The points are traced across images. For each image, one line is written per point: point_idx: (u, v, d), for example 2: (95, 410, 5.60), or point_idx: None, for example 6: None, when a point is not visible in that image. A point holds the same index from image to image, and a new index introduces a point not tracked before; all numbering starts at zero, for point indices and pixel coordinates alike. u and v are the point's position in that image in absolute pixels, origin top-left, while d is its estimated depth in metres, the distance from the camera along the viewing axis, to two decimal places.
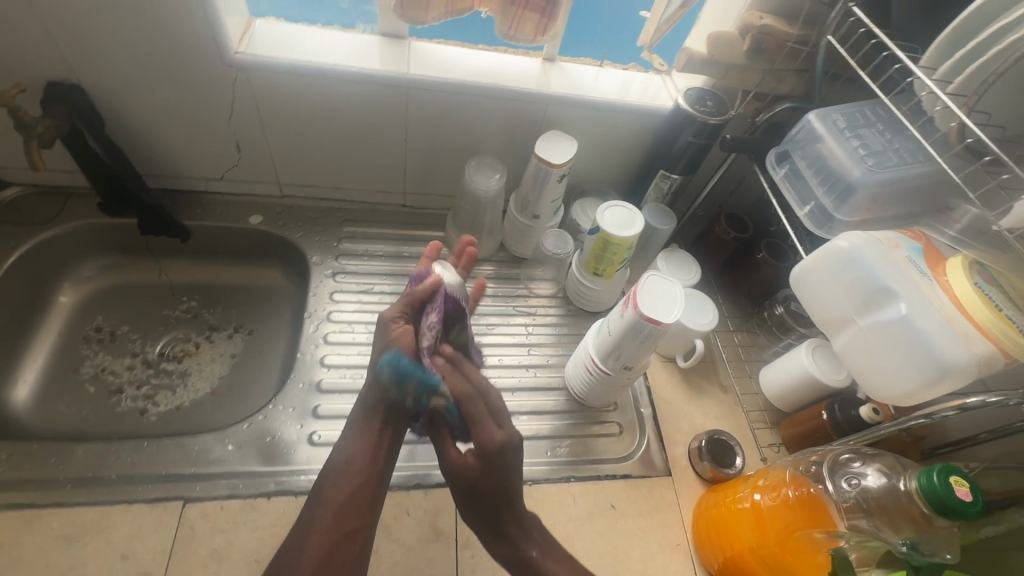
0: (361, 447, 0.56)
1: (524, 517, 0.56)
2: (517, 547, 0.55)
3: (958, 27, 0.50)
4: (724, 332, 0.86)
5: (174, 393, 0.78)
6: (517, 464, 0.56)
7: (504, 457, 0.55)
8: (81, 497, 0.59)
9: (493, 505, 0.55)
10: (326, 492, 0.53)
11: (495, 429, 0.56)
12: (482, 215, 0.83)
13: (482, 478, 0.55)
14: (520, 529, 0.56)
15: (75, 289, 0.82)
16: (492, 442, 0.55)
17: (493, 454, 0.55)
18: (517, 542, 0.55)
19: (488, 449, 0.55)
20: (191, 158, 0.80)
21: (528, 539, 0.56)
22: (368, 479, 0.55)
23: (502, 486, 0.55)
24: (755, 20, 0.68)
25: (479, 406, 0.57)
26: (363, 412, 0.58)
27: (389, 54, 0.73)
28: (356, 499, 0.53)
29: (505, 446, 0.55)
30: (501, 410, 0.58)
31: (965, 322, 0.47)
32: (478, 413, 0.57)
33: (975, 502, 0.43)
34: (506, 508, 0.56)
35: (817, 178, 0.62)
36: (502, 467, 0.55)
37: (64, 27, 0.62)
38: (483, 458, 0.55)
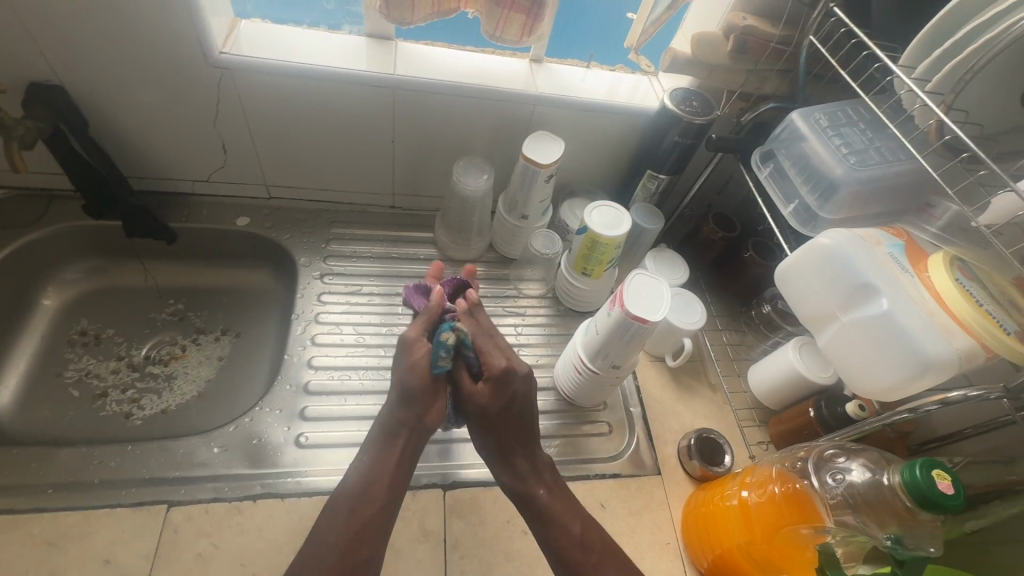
0: (378, 472, 0.56)
1: (536, 454, 0.62)
2: (527, 485, 0.60)
3: (934, 27, 0.50)
4: (712, 331, 0.86)
5: (160, 397, 0.77)
6: (527, 389, 0.62)
7: (511, 379, 0.61)
8: (63, 502, 0.58)
9: (513, 427, 0.62)
10: (342, 518, 0.53)
11: (500, 358, 0.62)
12: (471, 216, 0.83)
13: (496, 405, 0.61)
14: (530, 470, 0.61)
15: (59, 292, 0.81)
16: (499, 366, 0.61)
17: (502, 378, 0.61)
18: (528, 480, 0.61)
19: (498, 374, 0.61)
20: (177, 160, 0.79)
21: (537, 479, 0.61)
22: (384, 505, 0.55)
23: (516, 410, 0.62)
24: (738, 20, 0.68)
25: (484, 339, 0.64)
26: (381, 431, 0.59)
27: (376, 54, 0.73)
28: (373, 524, 0.53)
29: (510, 370, 0.61)
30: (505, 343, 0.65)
31: (946, 317, 0.48)
32: (487, 346, 0.63)
33: (957, 495, 0.44)
34: (523, 434, 0.62)
35: (801, 177, 0.62)
36: (512, 389, 0.61)
37: (45, 27, 0.61)
38: (495, 385, 0.61)
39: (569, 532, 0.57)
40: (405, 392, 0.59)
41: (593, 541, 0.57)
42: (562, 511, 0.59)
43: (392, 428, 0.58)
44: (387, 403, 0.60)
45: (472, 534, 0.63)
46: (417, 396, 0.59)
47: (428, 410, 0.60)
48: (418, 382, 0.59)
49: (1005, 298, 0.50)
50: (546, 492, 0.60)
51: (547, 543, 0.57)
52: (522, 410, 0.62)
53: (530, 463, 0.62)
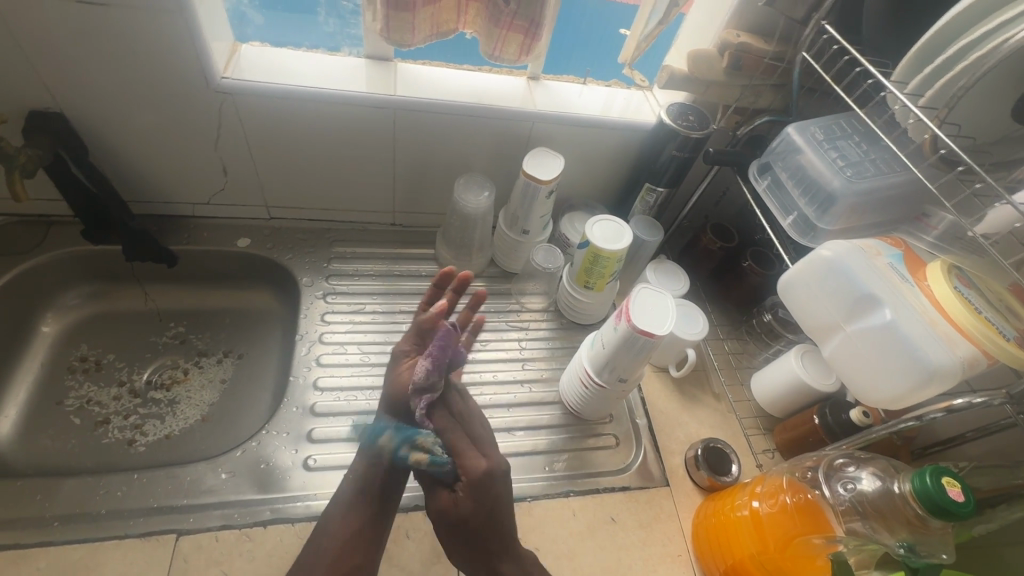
0: (367, 483, 0.60)
1: (518, 558, 0.56)
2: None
3: (924, 44, 0.52)
4: (714, 340, 0.87)
5: (164, 422, 0.76)
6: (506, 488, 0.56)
7: (491, 482, 0.54)
8: (69, 535, 0.57)
9: (491, 538, 0.54)
10: (330, 527, 0.57)
11: (476, 457, 0.55)
12: (472, 232, 0.84)
13: (475, 514, 0.54)
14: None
15: (58, 318, 0.80)
16: (475, 470, 0.54)
17: (481, 485, 0.54)
18: None
19: (474, 480, 0.54)
20: (179, 183, 0.79)
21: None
22: (371, 517, 0.58)
23: (495, 515, 0.54)
24: (731, 37, 0.69)
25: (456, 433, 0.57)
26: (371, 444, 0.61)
27: (376, 75, 0.74)
28: (360, 533, 0.57)
29: (488, 475, 0.54)
30: (482, 438, 0.57)
31: (948, 325, 0.49)
32: (460, 444, 0.56)
33: (967, 502, 0.44)
34: (493, 547, 0.54)
35: (800, 189, 0.64)
36: (492, 497, 0.54)
37: (47, 57, 0.61)
38: (471, 491, 0.54)
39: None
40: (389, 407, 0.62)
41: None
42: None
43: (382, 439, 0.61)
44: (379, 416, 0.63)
45: None
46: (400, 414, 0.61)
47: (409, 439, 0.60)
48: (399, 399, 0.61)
49: (1003, 305, 0.51)
50: None
51: None
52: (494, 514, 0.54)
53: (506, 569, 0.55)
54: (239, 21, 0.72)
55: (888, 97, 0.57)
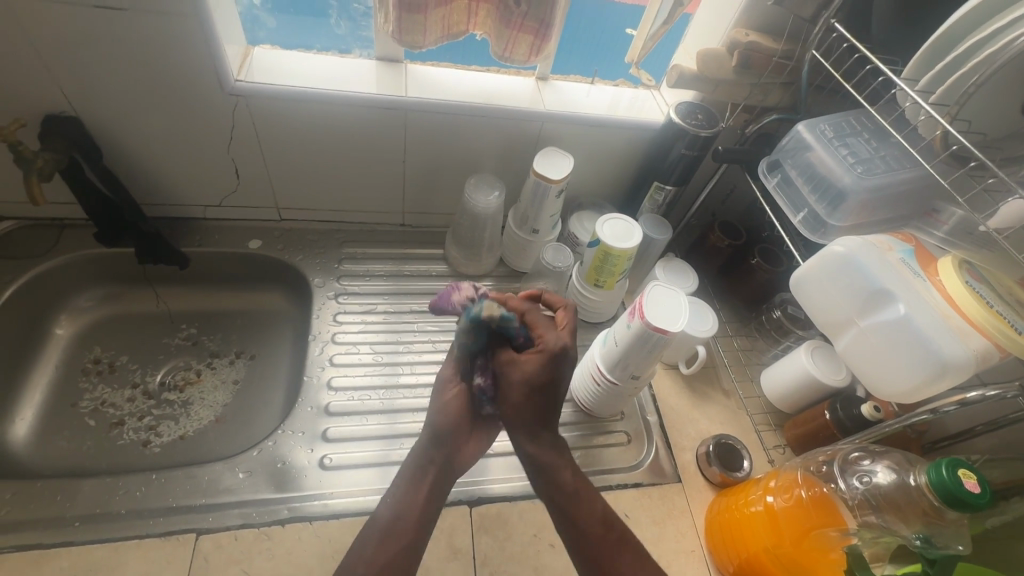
0: (409, 505, 0.55)
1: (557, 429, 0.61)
2: (552, 457, 0.59)
3: (935, 42, 0.53)
4: (723, 338, 0.88)
5: (178, 423, 0.76)
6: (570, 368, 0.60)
7: (565, 359, 0.59)
8: (90, 535, 0.58)
9: (544, 403, 0.59)
10: (365, 550, 0.52)
11: (556, 334, 0.60)
12: (482, 231, 0.84)
13: (545, 376, 0.58)
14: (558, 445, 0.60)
15: (71, 320, 0.81)
16: (552, 342, 0.59)
17: (558, 355, 0.58)
18: (557, 458, 0.59)
19: (553, 350, 0.59)
20: (191, 186, 0.80)
21: (563, 459, 0.59)
22: (409, 542, 0.53)
23: (558, 387, 0.59)
24: (741, 36, 0.70)
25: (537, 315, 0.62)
26: (410, 470, 0.58)
27: (387, 77, 0.75)
28: (399, 560, 0.51)
29: (566, 349, 0.59)
30: (557, 324, 0.63)
31: (961, 319, 0.49)
32: (539, 321, 0.61)
33: (982, 494, 0.45)
34: (551, 406, 0.59)
35: (809, 187, 0.64)
36: (562, 371, 0.59)
37: (63, 61, 0.62)
38: (547, 358, 0.58)
39: (592, 507, 0.57)
40: (437, 433, 0.60)
41: (614, 519, 0.56)
42: (556, 461, 0.59)
43: (421, 463, 0.58)
44: (419, 440, 0.60)
45: (500, 550, 0.63)
46: (449, 438, 0.60)
47: (459, 447, 0.60)
48: (449, 423, 0.60)
49: (1013, 298, 0.52)
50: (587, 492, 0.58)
51: (575, 538, 0.56)
52: (559, 384, 0.59)
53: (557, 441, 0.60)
54: (251, 24, 0.73)
55: (899, 93, 0.57)
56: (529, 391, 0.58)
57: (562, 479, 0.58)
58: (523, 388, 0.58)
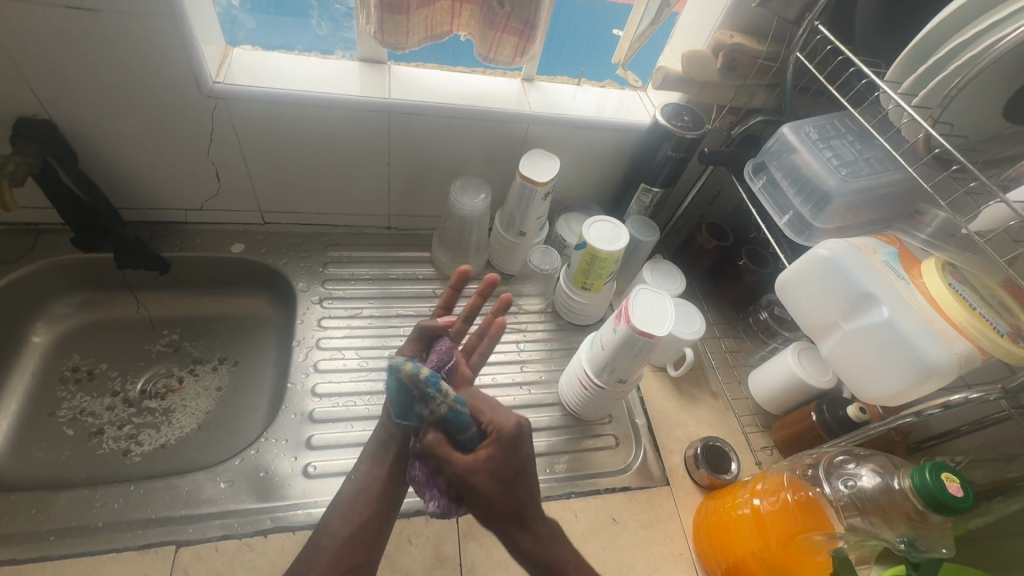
0: (372, 480, 0.58)
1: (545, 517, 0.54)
2: (549, 550, 0.52)
3: (917, 45, 0.53)
4: (712, 339, 0.88)
5: (159, 432, 0.75)
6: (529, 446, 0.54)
7: (521, 440, 0.53)
8: (66, 549, 0.56)
9: (522, 500, 0.52)
10: (331, 523, 0.55)
11: (504, 417, 0.54)
12: (469, 234, 0.83)
13: (509, 467, 0.52)
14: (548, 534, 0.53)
15: (48, 328, 0.79)
16: (507, 426, 0.53)
17: (514, 439, 0.52)
18: (549, 546, 0.52)
19: (507, 435, 0.52)
20: (171, 189, 0.78)
21: (559, 544, 0.53)
22: (372, 514, 0.56)
23: (527, 471, 0.53)
24: (726, 38, 0.70)
25: (481, 404, 0.56)
26: (374, 445, 0.61)
27: (370, 79, 0.74)
28: (362, 530, 0.55)
29: (521, 431, 0.53)
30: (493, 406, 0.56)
31: (944, 322, 0.49)
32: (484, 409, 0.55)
33: (965, 497, 0.45)
34: (528, 499, 0.53)
35: (795, 189, 0.64)
36: (523, 450, 0.53)
37: (35, 64, 0.60)
38: (504, 445, 0.52)
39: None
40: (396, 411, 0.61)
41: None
42: (555, 554, 0.52)
43: (384, 440, 0.61)
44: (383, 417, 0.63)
45: (487, 558, 0.62)
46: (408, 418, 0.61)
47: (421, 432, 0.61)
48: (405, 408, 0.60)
49: (995, 300, 0.52)
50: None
51: None
52: (524, 469, 0.53)
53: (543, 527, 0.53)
54: (230, 25, 0.72)
55: (882, 95, 0.57)
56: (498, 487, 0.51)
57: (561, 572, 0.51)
58: (490, 484, 0.51)
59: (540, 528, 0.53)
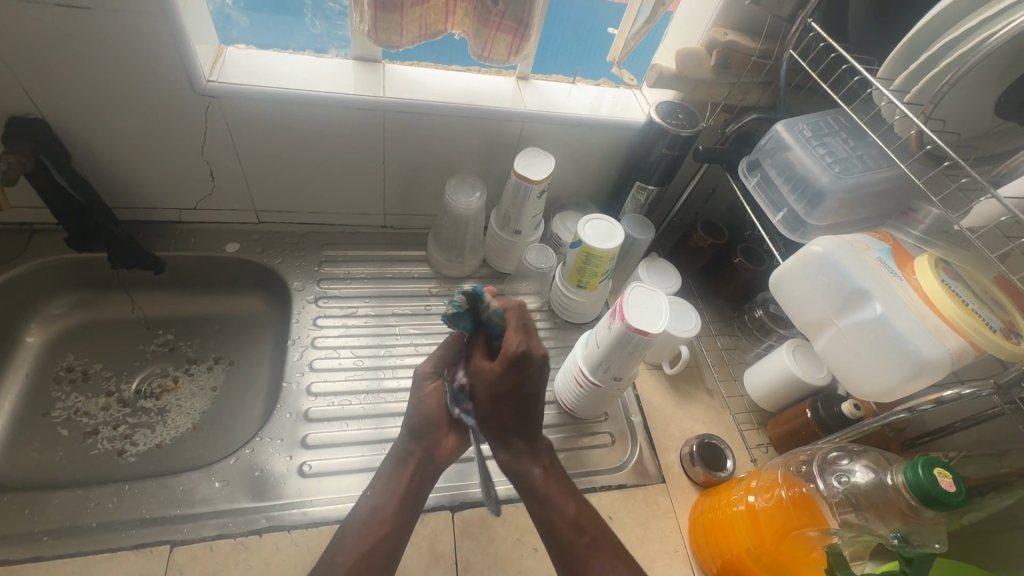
0: (390, 496, 0.57)
1: (535, 433, 0.62)
2: (522, 463, 0.62)
3: (909, 41, 0.53)
4: (707, 337, 0.88)
5: (154, 432, 0.75)
6: (538, 371, 0.59)
7: (526, 363, 0.57)
8: (59, 550, 0.56)
9: (510, 409, 0.60)
10: (348, 539, 0.54)
11: (521, 338, 0.58)
12: (464, 233, 0.83)
13: (506, 383, 0.58)
14: (527, 449, 0.62)
15: (41, 328, 0.79)
16: (514, 346, 0.57)
17: (517, 361, 0.57)
18: (524, 459, 0.62)
19: (512, 357, 0.56)
20: (165, 189, 0.78)
21: (534, 459, 0.62)
22: (389, 532, 0.55)
23: (523, 388, 0.59)
24: (720, 36, 0.70)
25: (515, 314, 0.59)
26: (392, 461, 0.60)
27: (364, 77, 0.73)
28: (380, 547, 0.54)
29: (527, 352, 0.57)
30: (522, 322, 0.59)
31: (937, 319, 0.49)
32: (513, 322, 0.59)
33: (958, 492, 0.45)
34: (518, 408, 0.61)
35: (789, 186, 0.64)
36: (523, 372, 0.58)
37: (27, 62, 0.60)
38: (505, 367, 0.57)
39: (561, 510, 0.58)
40: (414, 428, 0.61)
41: (585, 522, 0.58)
42: (529, 466, 0.61)
43: (402, 455, 0.60)
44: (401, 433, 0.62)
45: (482, 556, 0.62)
46: (427, 431, 0.61)
47: (439, 443, 0.62)
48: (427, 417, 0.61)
49: (988, 296, 0.52)
50: (566, 502, 0.59)
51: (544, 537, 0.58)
52: (522, 386, 0.59)
53: (525, 440, 0.62)
54: (223, 23, 0.71)
55: (874, 92, 0.57)
56: (493, 394, 0.59)
57: (532, 482, 0.61)
58: (487, 392, 0.59)
59: (519, 440, 0.62)
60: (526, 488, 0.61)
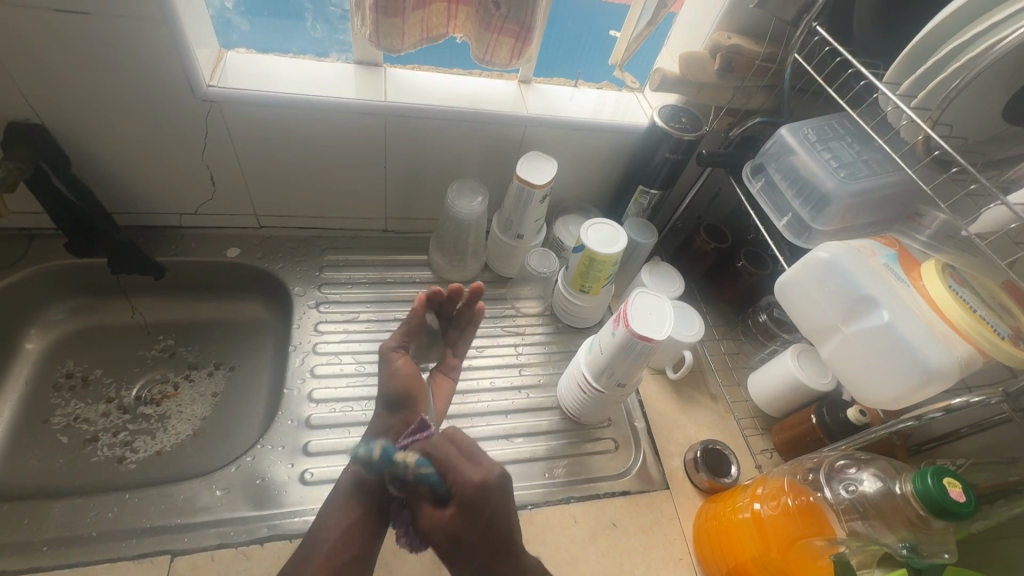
0: (370, 471, 0.59)
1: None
2: None
3: (916, 46, 0.53)
4: (711, 342, 0.87)
5: (154, 439, 0.74)
6: (506, 501, 0.47)
7: (487, 498, 0.46)
8: (58, 560, 0.55)
9: (490, 570, 0.47)
10: (330, 518, 0.56)
11: (470, 469, 0.48)
12: (466, 238, 0.83)
13: (472, 532, 0.47)
14: None
15: (41, 334, 0.78)
16: (467, 484, 0.47)
17: (473, 501, 0.46)
18: None
19: (467, 496, 0.46)
20: (166, 194, 0.78)
21: None
22: (370, 508, 0.57)
23: (495, 534, 0.47)
24: (723, 40, 0.70)
25: (450, 450, 0.49)
26: (372, 436, 0.62)
27: (365, 81, 0.73)
28: (359, 523, 0.56)
29: (484, 483, 0.47)
30: (467, 451, 0.49)
31: (944, 325, 0.49)
32: (450, 459, 0.48)
33: (968, 502, 0.45)
34: (499, 566, 0.46)
35: (794, 190, 0.64)
36: (486, 515, 0.46)
37: (26, 68, 0.60)
38: (463, 511, 0.46)
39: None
40: (388, 398, 0.64)
41: None
42: None
43: (381, 429, 0.62)
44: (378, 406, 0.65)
45: None
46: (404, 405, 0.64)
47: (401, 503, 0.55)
48: (399, 390, 0.64)
49: (996, 302, 0.51)
50: None
51: None
52: (493, 533, 0.47)
53: None
54: (224, 28, 0.71)
55: (881, 96, 0.57)
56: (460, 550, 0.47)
57: None
58: (450, 548, 0.47)
59: None
60: None
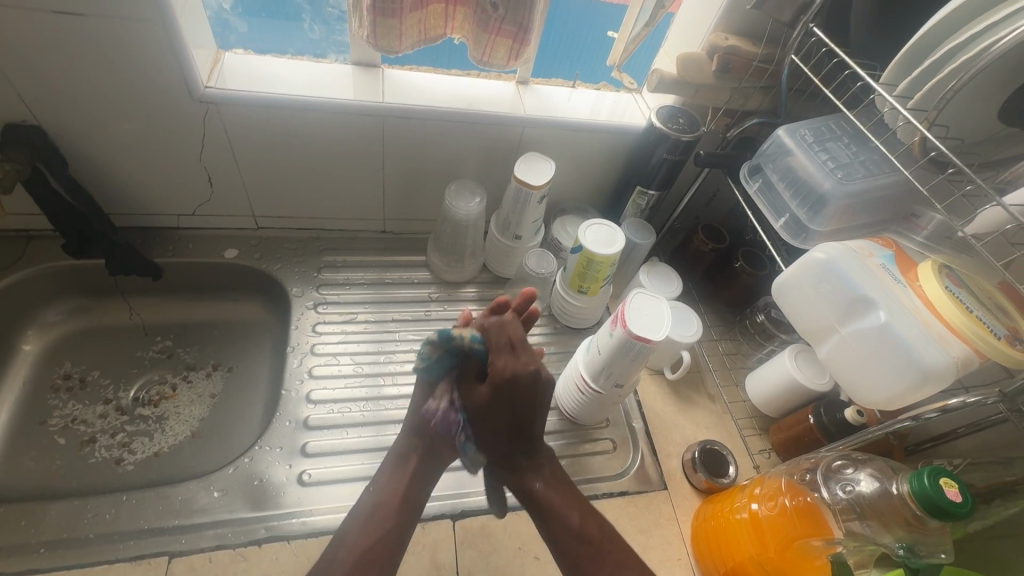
0: (391, 493, 0.59)
1: (534, 449, 0.64)
2: (526, 479, 0.63)
3: (912, 47, 0.53)
4: (709, 342, 0.87)
5: (152, 440, 0.74)
6: (535, 391, 0.62)
7: (517, 382, 0.61)
8: (56, 562, 0.55)
9: (511, 433, 0.63)
10: (349, 536, 0.55)
11: (510, 357, 0.63)
12: (464, 239, 0.83)
13: (502, 405, 0.62)
14: (530, 464, 0.64)
15: (39, 335, 0.78)
16: (504, 367, 0.62)
17: (506, 384, 0.61)
18: (526, 473, 0.63)
19: (500, 378, 0.61)
20: (163, 195, 0.78)
21: (536, 474, 0.64)
22: (390, 528, 0.56)
23: (519, 410, 0.62)
24: (721, 40, 0.70)
25: (499, 336, 0.64)
26: (394, 457, 0.62)
27: (363, 82, 0.73)
28: (378, 544, 0.55)
29: (516, 373, 0.61)
30: (509, 340, 0.64)
31: (940, 324, 0.49)
32: (496, 344, 0.64)
33: (965, 502, 0.45)
34: (519, 433, 0.63)
35: (791, 191, 0.64)
36: (515, 394, 0.61)
37: (23, 69, 0.60)
38: (497, 388, 0.61)
39: (565, 522, 0.60)
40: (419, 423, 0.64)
41: (589, 534, 0.59)
42: (551, 499, 0.61)
43: (404, 451, 0.62)
44: (404, 429, 0.64)
45: (484, 565, 0.62)
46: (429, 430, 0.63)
47: (440, 445, 0.64)
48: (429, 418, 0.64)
49: (992, 302, 0.52)
50: (573, 515, 0.60)
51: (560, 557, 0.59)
52: (515, 407, 0.62)
53: (532, 465, 0.64)
54: (222, 29, 0.71)
55: (879, 97, 0.57)
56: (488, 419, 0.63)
57: (536, 504, 0.62)
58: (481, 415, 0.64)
59: (529, 476, 0.63)
60: (536, 507, 0.62)
